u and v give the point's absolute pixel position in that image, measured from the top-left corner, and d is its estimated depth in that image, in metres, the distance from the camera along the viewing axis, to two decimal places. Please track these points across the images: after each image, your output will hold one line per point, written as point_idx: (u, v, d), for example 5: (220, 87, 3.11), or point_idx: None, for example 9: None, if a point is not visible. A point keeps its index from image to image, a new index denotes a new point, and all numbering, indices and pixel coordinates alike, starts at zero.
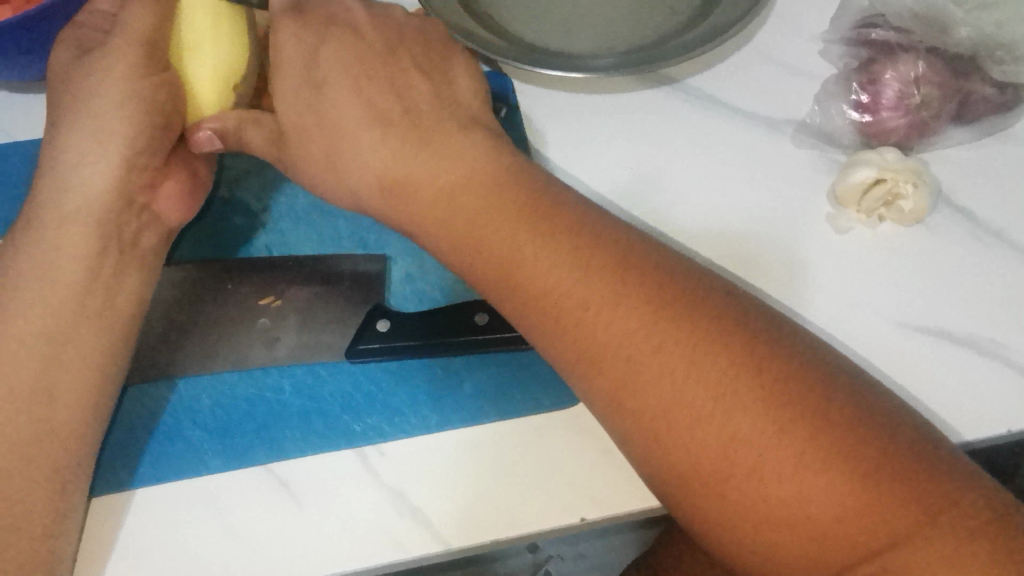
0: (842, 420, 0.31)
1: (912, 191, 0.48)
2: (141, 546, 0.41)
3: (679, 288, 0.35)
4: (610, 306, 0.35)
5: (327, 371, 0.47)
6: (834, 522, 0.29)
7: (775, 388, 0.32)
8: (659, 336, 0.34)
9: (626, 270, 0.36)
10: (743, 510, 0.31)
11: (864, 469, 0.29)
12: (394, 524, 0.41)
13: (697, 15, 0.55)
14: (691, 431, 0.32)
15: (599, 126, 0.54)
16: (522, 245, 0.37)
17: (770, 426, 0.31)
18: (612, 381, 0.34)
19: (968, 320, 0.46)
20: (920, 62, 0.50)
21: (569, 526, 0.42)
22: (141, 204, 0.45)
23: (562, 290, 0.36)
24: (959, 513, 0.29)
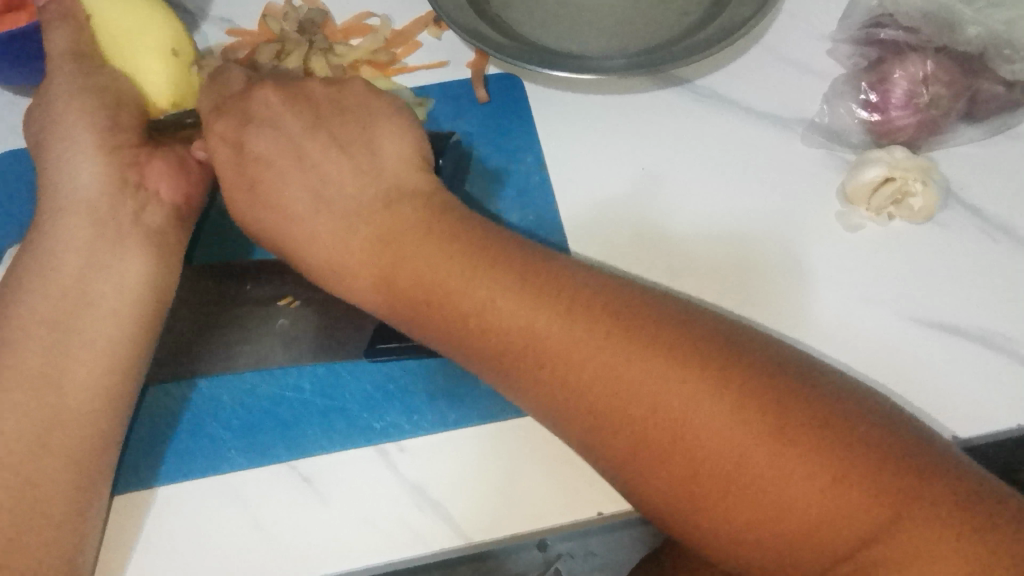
0: (824, 425, 0.32)
1: (922, 188, 0.49)
2: (166, 543, 0.42)
3: (634, 314, 0.36)
4: (574, 337, 0.35)
5: (345, 370, 0.47)
6: (813, 524, 0.30)
7: (751, 405, 0.32)
8: (632, 363, 0.34)
9: (579, 302, 0.37)
10: (726, 525, 0.32)
11: (834, 471, 0.31)
12: (416, 519, 0.42)
13: (707, 17, 0.56)
14: (666, 454, 0.33)
15: (610, 127, 0.55)
16: (481, 284, 0.38)
17: (741, 440, 0.32)
18: (587, 412, 0.35)
19: (977, 316, 0.47)
20: (928, 62, 0.51)
21: (586, 520, 0.43)
22: (135, 182, 0.47)
23: (537, 319, 0.36)
24: (931, 502, 0.30)
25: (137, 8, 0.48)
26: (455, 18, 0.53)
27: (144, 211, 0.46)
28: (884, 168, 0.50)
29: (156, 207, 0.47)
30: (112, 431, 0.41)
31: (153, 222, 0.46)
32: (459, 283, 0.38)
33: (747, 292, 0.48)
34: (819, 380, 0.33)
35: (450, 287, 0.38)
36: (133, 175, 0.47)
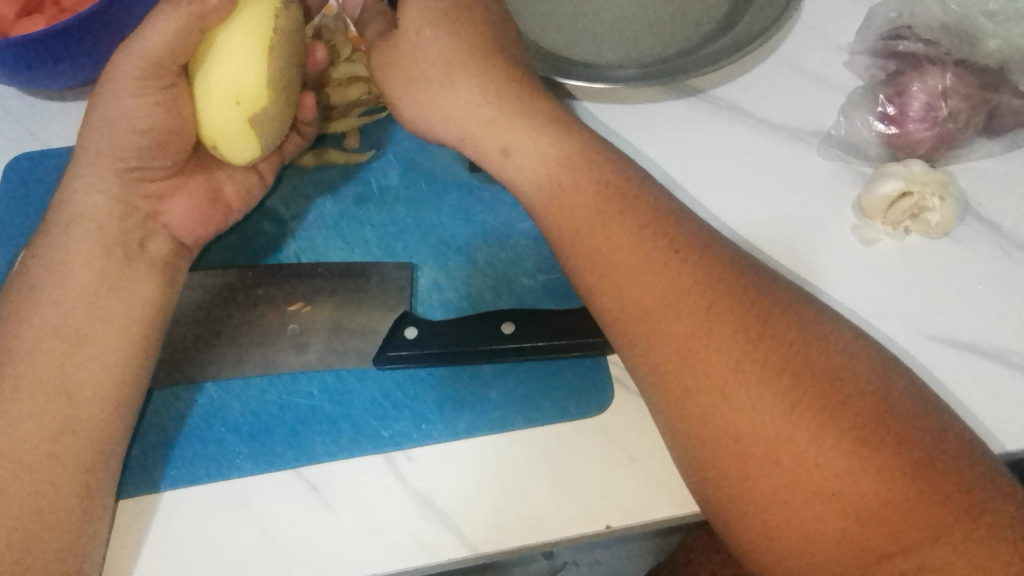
0: (899, 416, 0.32)
1: (939, 204, 0.48)
2: (173, 545, 0.42)
3: (741, 279, 0.37)
4: (681, 276, 0.37)
5: (356, 377, 0.47)
6: (881, 505, 0.30)
7: (846, 374, 0.33)
8: (733, 311, 0.35)
9: (695, 254, 0.38)
10: (792, 484, 0.31)
11: (911, 457, 0.31)
12: (421, 528, 0.42)
13: (721, 27, 0.55)
14: (747, 400, 0.33)
15: (624, 135, 0.55)
16: (599, 223, 0.40)
17: (828, 406, 0.32)
18: (672, 348, 0.35)
19: (996, 334, 0.46)
20: (948, 75, 0.50)
21: (595, 533, 0.42)
22: (146, 214, 0.46)
23: (628, 274, 0.38)
24: (994, 519, 0.29)
25: (241, 50, 0.40)
26: None
27: (149, 241, 0.46)
28: (900, 182, 0.49)
29: (162, 238, 0.47)
30: (103, 439, 0.41)
31: (158, 252, 0.46)
32: (587, 217, 0.40)
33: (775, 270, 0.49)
34: (897, 386, 0.33)
35: (574, 222, 0.40)
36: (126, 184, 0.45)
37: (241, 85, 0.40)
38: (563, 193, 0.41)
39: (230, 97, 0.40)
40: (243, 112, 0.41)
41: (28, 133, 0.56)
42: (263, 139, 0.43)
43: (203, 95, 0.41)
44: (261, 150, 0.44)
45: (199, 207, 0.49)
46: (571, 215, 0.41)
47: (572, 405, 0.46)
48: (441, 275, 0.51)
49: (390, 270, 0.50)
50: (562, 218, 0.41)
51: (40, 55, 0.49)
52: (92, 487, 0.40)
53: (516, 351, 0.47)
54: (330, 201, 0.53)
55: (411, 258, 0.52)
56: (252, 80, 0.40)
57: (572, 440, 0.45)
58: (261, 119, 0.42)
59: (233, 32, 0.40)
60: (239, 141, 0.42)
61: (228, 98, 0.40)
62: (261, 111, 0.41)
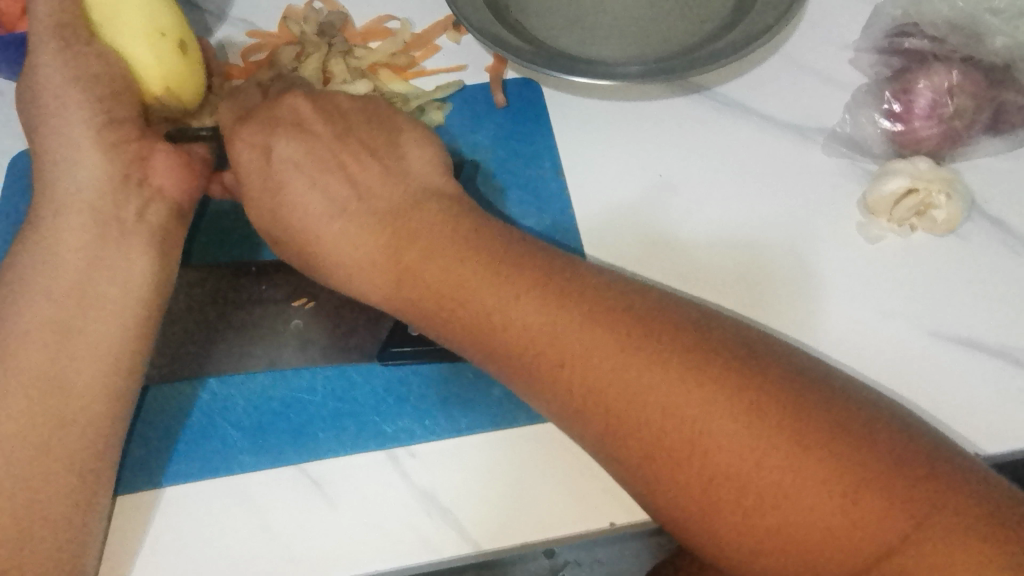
0: (824, 446, 0.30)
1: (946, 201, 0.48)
2: (171, 543, 0.42)
3: (646, 323, 0.35)
4: (583, 351, 0.34)
5: (358, 373, 0.47)
6: (827, 543, 0.29)
7: (764, 415, 0.31)
8: (635, 382, 0.33)
9: (596, 310, 0.35)
10: (740, 540, 0.31)
11: (843, 489, 0.30)
12: (424, 525, 0.42)
13: (727, 24, 0.55)
14: (673, 473, 0.32)
15: (619, 139, 0.54)
16: (492, 300, 0.37)
17: (749, 459, 0.31)
18: (599, 424, 0.34)
19: (1002, 332, 0.46)
20: (954, 72, 0.50)
21: (598, 530, 0.42)
22: (137, 180, 0.46)
23: (540, 356, 0.35)
24: (948, 515, 0.29)
25: None
26: (475, 22, 0.54)
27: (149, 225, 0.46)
28: (906, 180, 0.49)
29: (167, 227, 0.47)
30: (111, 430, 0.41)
31: (156, 220, 0.46)
32: (481, 296, 0.37)
33: (775, 286, 0.48)
34: (838, 401, 0.32)
35: (472, 302, 0.37)
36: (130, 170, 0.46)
37: (156, 18, 0.46)
38: (460, 253, 0.38)
39: (155, 31, 0.46)
40: (173, 41, 0.47)
41: None
42: (188, 73, 0.48)
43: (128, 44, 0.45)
44: (197, 84, 0.49)
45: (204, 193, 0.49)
46: (457, 298, 0.38)
47: None
48: None
49: None
50: (447, 301, 0.38)
51: None
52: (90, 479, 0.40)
53: None
54: None
55: None
56: (161, 14, 0.46)
57: (576, 437, 0.44)
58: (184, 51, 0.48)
59: None
60: (184, 74, 0.48)
61: (156, 33, 0.46)
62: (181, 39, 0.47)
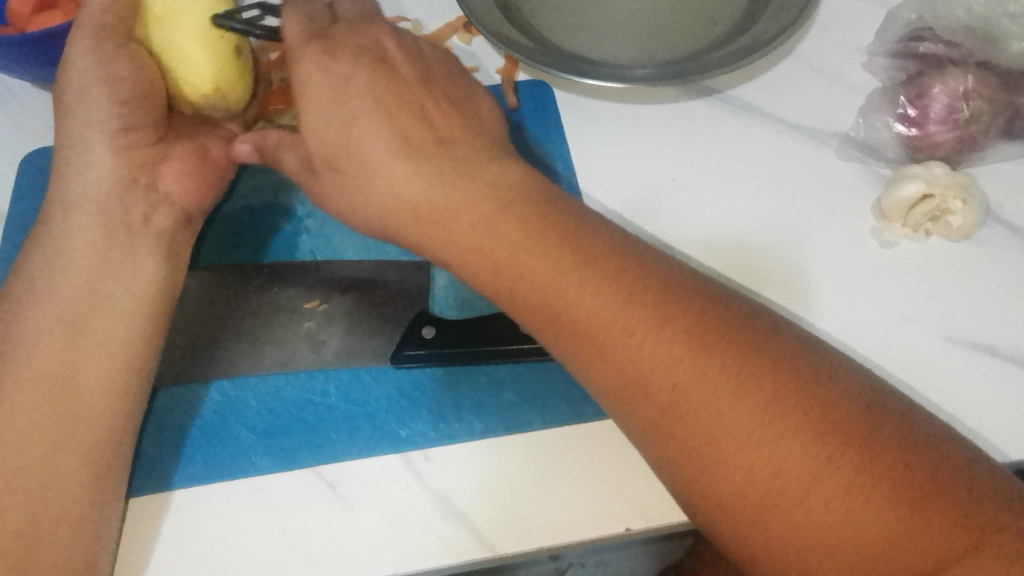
0: (895, 450, 0.30)
1: (961, 207, 0.48)
2: (183, 545, 0.42)
3: (719, 314, 0.34)
4: (653, 332, 0.34)
5: (371, 376, 0.47)
6: (886, 551, 0.28)
7: (836, 413, 0.31)
8: (703, 367, 0.32)
9: (668, 297, 0.35)
10: (790, 540, 0.30)
11: (912, 496, 0.28)
12: (439, 528, 0.42)
13: (739, 27, 0.55)
14: (734, 460, 0.31)
15: (638, 139, 0.54)
16: (564, 273, 0.36)
17: (817, 454, 0.30)
18: (657, 408, 0.33)
19: (1019, 338, 0.46)
20: (970, 77, 0.50)
21: (615, 535, 0.41)
22: (147, 183, 0.48)
23: (601, 335, 0.35)
24: (1014, 537, 0.28)
25: None
26: (487, 24, 0.53)
27: (153, 221, 0.47)
28: (922, 184, 0.49)
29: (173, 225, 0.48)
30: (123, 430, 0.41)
31: (162, 225, 0.48)
32: (547, 273, 0.36)
33: (793, 289, 0.48)
34: (897, 410, 0.31)
35: (538, 279, 0.36)
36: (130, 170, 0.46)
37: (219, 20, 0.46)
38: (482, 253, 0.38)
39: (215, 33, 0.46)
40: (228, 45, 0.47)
41: (43, 128, 0.56)
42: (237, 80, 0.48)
43: (184, 43, 0.45)
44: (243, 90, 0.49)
45: None
46: (520, 272, 0.37)
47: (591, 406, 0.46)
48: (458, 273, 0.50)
49: (406, 269, 0.50)
50: (506, 270, 0.37)
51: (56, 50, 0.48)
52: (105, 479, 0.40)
53: (534, 351, 0.46)
54: None
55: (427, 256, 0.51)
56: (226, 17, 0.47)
57: (592, 441, 0.44)
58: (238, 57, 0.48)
59: None
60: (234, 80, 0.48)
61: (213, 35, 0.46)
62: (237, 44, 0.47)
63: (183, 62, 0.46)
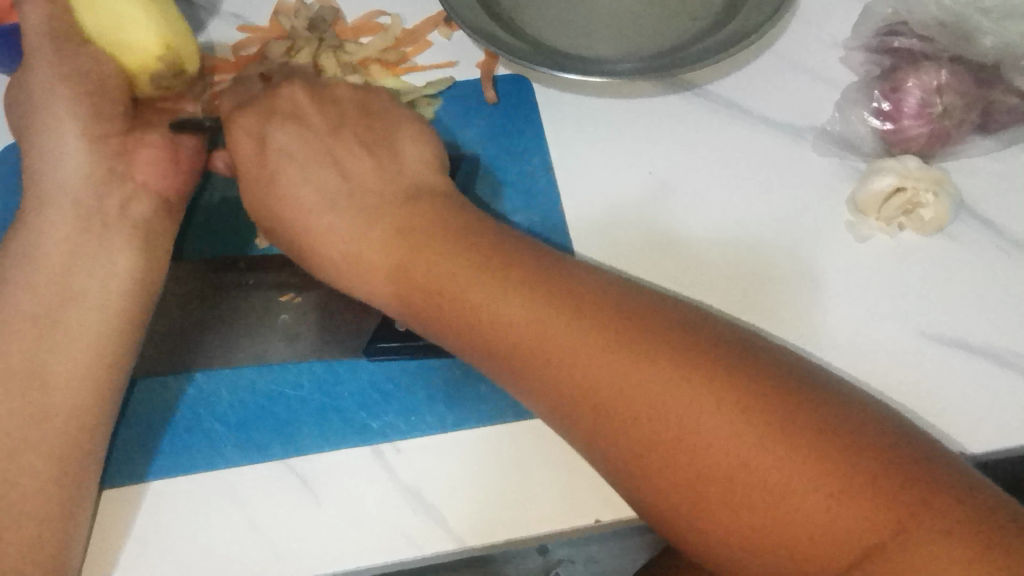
0: (816, 442, 0.30)
1: (933, 199, 0.48)
2: (157, 535, 0.42)
3: (639, 321, 0.35)
4: (574, 346, 0.34)
5: (344, 369, 0.47)
6: (818, 542, 0.29)
7: (757, 412, 0.31)
8: (623, 376, 0.33)
9: (587, 308, 0.36)
10: (728, 539, 0.30)
11: (838, 485, 0.29)
12: (409, 522, 0.42)
13: (718, 22, 0.55)
14: (662, 467, 0.32)
15: (611, 136, 0.54)
16: (486, 297, 0.37)
17: (739, 456, 0.30)
18: (590, 419, 0.34)
19: (989, 332, 0.46)
20: (943, 71, 0.50)
21: (584, 527, 0.42)
22: (122, 173, 0.47)
23: (532, 350, 0.36)
24: (940, 517, 0.28)
25: None
26: (465, 18, 0.53)
27: (132, 211, 0.47)
28: (894, 178, 0.49)
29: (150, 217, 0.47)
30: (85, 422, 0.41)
31: (141, 214, 0.47)
32: (478, 293, 0.38)
33: (767, 286, 0.48)
34: (824, 399, 0.32)
35: (472, 299, 0.38)
36: (118, 165, 0.47)
37: None
38: None
39: (150, 0, 0.46)
40: (163, 8, 0.46)
41: None
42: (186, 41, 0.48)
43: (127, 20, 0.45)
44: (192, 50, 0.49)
45: None
46: (456, 292, 0.38)
47: None
48: None
49: None
50: (439, 297, 0.39)
51: None
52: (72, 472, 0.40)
53: None
54: None
55: None
56: None
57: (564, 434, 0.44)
58: (176, 18, 0.48)
59: None
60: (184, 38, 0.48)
61: (150, 3, 0.45)
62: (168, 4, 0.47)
63: (138, 40, 0.45)
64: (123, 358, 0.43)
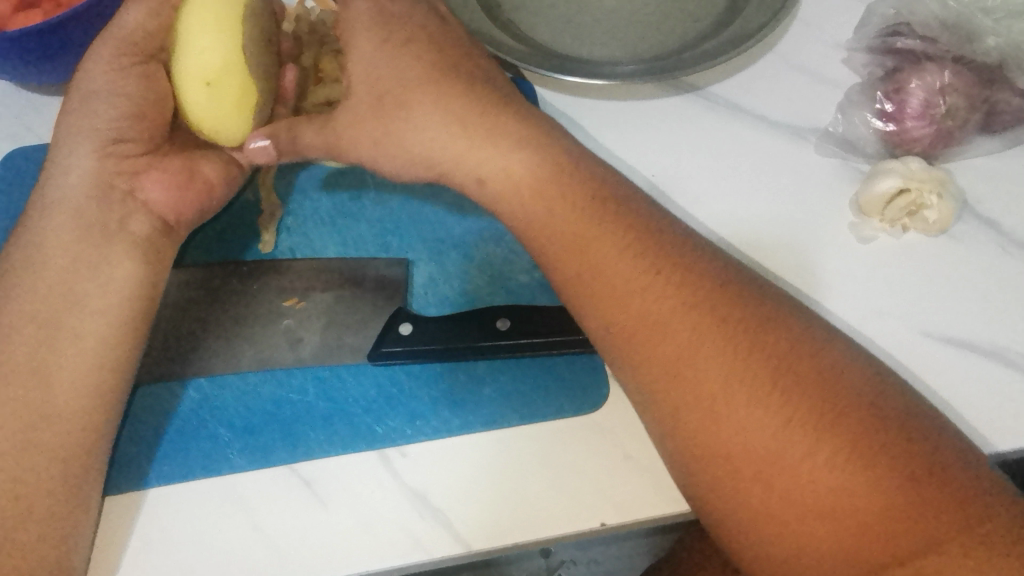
0: (895, 426, 0.31)
1: (937, 201, 0.48)
2: (161, 541, 0.42)
3: (734, 289, 0.36)
4: (672, 292, 0.36)
5: (350, 374, 0.47)
6: (879, 518, 0.29)
7: (845, 386, 0.32)
8: (719, 328, 0.34)
9: (688, 267, 0.36)
10: (786, 498, 0.31)
11: (911, 470, 0.30)
12: (416, 526, 0.42)
13: (719, 23, 0.55)
14: (740, 415, 0.32)
15: (657, 116, 0.55)
16: (588, 238, 0.38)
17: (823, 419, 0.31)
18: (665, 362, 0.35)
19: (994, 333, 0.46)
20: (947, 72, 0.50)
21: (590, 530, 0.42)
22: (124, 190, 0.46)
23: (617, 290, 0.37)
24: (999, 526, 0.29)
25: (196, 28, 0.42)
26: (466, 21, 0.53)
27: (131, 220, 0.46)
28: (898, 179, 0.49)
29: (144, 216, 0.46)
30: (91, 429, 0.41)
31: (140, 231, 0.46)
32: (580, 235, 0.38)
33: (777, 283, 0.48)
34: (898, 399, 0.33)
35: (573, 239, 0.38)
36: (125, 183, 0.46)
37: (212, 62, 0.42)
38: None
39: (202, 78, 0.42)
40: (213, 91, 0.43)
41: (23, 127, 0.56)
42: (240, 117, 0.44)
43: (181, 80, 0.43)
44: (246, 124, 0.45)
45: (193, 196, 0.49)
46: (550, 230, 0.39)
47: (566, 401, 0.46)
48: (437, 272, 0.51)
49: (384, 266, 0.50)
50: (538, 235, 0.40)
51: (36, 48, 0.48)
52: (75, 477, 0.40)
53: (510, 348, 0.46)
54: (326, 197, 0.53)
55: (406, 254, 0.51)
56: (217, 62, 0.42)
57: (570, 437, 0.44)
58: (235, 94, 0.43)
59: (192, 16, 0.42)
60: (230, 117, 0.44)
61: (200, 79, 0.42)
62: (227, 84, 0.43)
63: (187, 106, 0.44)
64: (126, 364, 0.43)
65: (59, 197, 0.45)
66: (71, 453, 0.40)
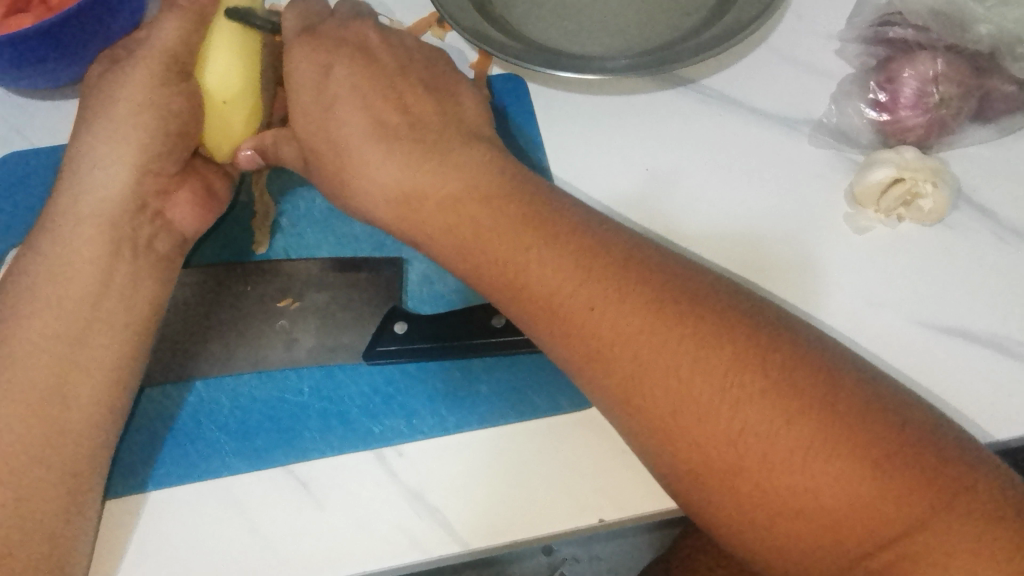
0: (851, 412, 0.30)
1: (932, 190, 0.48)
2: (161, 545, 0.42)
3: (680, 287, 0.35)
4: (614, 304, 0.34)
5: (344, 374, 0.47)
6: (848, 509, 0.29)
7: (795, 380, 0.31)
8: (667, 337, 0.33)
9: (627, 270, 0.35)
10: (757, 501, 0.30)
11: (875, 456, 0.29)
12: (414, 526, 0.41)
13: (711, 15, 0.55)
14: (698, 427, 0.31)
15: (615, 126, 0.54)
16: (528, 252, 0.37)
17: (780, 418, 0.30)
18: (620, 377, 0.34)
19: (991, 321, 0.46)
20: (939, 60, 0.50)
21: (587, 526, 0.41)
22: (153, 210, 0.46)
23: (563, 309, 0.35)
24: (973, 497, 0.29)
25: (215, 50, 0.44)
26: (456, 18, 0.53)
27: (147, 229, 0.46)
28: (892, 169, 0.49)
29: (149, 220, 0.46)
30: (95, 434, 0.40)
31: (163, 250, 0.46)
32: (516, 252, 0.37)
33: (758, 288, 0.47)
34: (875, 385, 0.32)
35: (512, 260, 0.37)
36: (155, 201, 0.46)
37: (229, 84, 0.44)
38: None
39: (220, 97, 0.44)
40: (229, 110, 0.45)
41: (17, 133, 0.55)
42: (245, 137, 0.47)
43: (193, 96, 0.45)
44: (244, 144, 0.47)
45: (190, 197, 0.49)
46: (490, 244, 0.38)
47: (563, 399, 0.45)
48: (430, 269, 0.50)
49: (379, 264, 0.50)
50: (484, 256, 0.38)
51: (30, 51, 0.48)
52: (80, 483, 0.39)
53: (504, 345, 0.46)
54: (320, 197, 0.53)
55: (399, 252, 0.51)
56: (235, 85, 0.44)
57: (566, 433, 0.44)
58: (246, 117, 0.46)
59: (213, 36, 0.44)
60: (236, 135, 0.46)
61: (217, 98, 0.44)
62: (241, 107, 0.45)
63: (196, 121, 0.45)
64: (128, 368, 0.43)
65: (56, 202, 0.44)
66: (73, 457, 0.39)
